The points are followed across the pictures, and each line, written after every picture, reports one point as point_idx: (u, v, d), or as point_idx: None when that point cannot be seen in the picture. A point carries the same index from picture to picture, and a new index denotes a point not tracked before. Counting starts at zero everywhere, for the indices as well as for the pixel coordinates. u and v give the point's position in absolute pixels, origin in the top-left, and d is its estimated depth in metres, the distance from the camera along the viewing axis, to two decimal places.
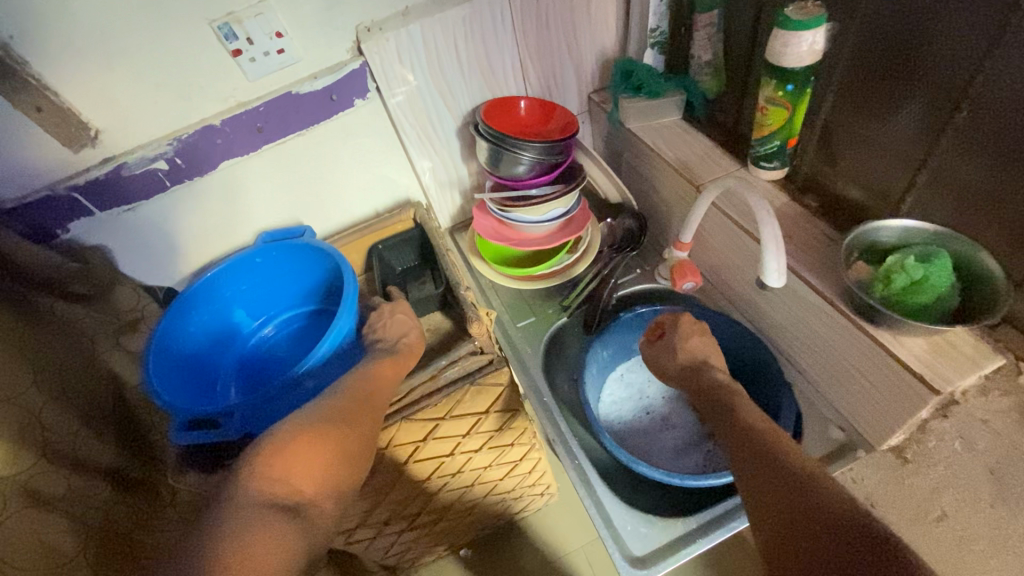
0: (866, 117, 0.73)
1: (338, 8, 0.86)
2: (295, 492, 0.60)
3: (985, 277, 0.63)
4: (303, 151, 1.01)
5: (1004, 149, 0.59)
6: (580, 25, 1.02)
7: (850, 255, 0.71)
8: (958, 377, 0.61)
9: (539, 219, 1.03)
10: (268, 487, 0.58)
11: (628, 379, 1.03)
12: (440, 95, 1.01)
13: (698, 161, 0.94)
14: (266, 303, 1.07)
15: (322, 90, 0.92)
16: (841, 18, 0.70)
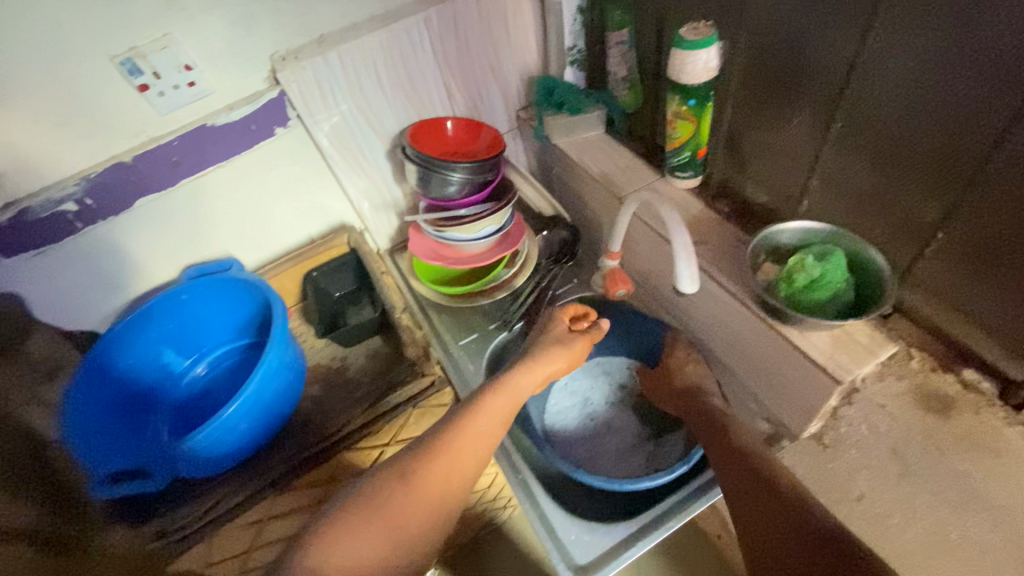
0: (762, 128, 0.78)
1: (248, 38, 0.85)
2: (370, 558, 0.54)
3: (874, 271, 0.68)
4: (226, 182, 0.98)
5: (877, 155, 0.65)
6: (500, 46, 1.04)
7: (757, 258, 0.75)
8: (855, 366, 0.66)
9: (472, 237, 1.03)
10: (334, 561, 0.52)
11: (572, 388, 1.04)
12: (365, 120, 1.00)
13: (621, 173, 0.97)
14: (196, 341, 1.03)
15: (239, 120, 0.90)
16: (730, 37, 0.75)
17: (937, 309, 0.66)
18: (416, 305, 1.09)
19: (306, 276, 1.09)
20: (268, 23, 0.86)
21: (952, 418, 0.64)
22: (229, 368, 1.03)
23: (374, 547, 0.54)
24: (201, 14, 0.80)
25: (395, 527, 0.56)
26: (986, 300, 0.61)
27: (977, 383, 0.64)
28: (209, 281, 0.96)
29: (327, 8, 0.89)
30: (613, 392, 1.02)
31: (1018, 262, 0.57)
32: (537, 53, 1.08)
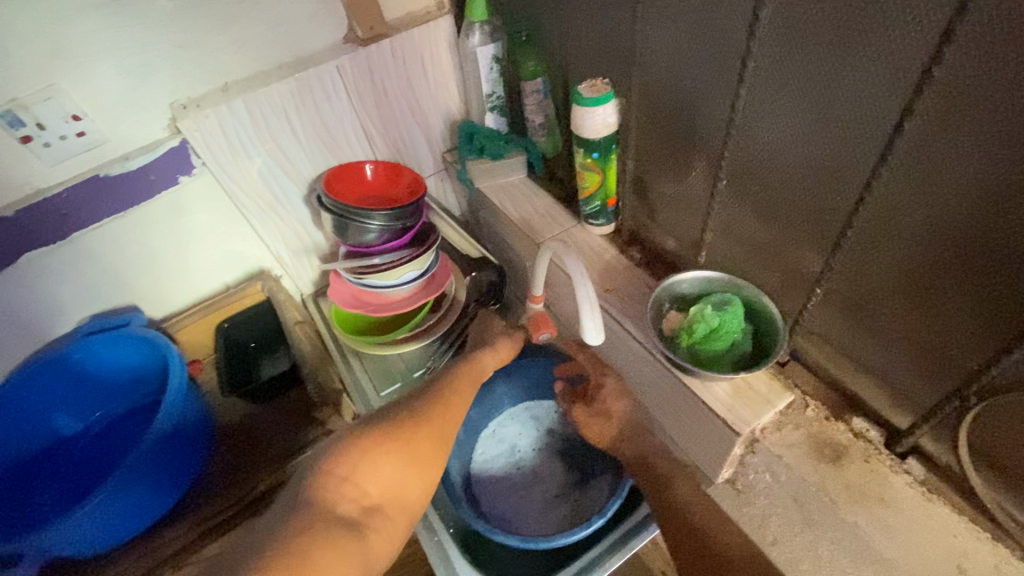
0: (663, 180, 0.79)
1: (144, 88, 0.82)
2: (363, 495, 0.56)
3: (769, 321, 0.69)
4: (124, 234, 0.92)
5: (762, 214, 0.66)
6: (421, 92, 1.03)
7: (662, 305, 0.76)
8: (754, 417, 0.66)
9: (394, 283, 0.99)
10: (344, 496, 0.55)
11: (500, 435, 1.00)
12: (277, 166, 0.97)
13: (539, 217, 0.97)
14: (90, 403, 0.96)
15: (137, 169, 0.86)
16: (626, 94, 0.77)
17: (828, 357, 0.68)
18: (337, 355, 1.03)
19: (216, 328, 1.05)
20: (166, 70, 0.82)
21: (843, 467, 0.64)
22: (127, 430, 0.97)
23: (393, 474, 0.58)
24: (89, 63, 0.77)
25: (415, 459, 0.60)
26: (870, 348, 0.62)
27: (865, 431, 0.65)
28: (105, 342, 0.91)
29: (230, 55, 0.86)
30: (541, 439, 1.00)
31: (891, 313, 0.57)
32: (459, 97, 1.07)
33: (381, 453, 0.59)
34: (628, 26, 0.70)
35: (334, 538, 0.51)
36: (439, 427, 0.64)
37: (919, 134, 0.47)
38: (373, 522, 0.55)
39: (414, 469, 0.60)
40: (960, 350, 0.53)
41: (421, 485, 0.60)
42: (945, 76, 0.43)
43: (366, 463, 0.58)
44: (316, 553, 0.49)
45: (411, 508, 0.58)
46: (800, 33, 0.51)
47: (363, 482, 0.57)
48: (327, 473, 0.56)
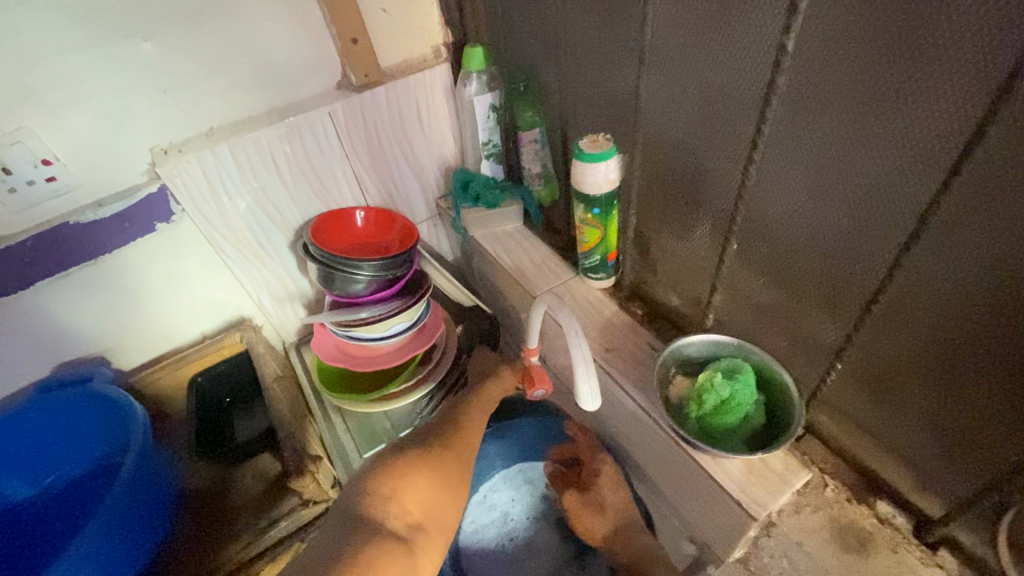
0: (667, 237, 0.76)
1: (123, 132, 0.78)
2: (406, 517, 0.58)
3: (783, 391, 0.64)
4: (93, 284, 0.86)
5: (775, 280, 0.63)
6: (415, 139, 1.00)
7: (668, 370, 0.70)
8: (771, 499, 0.61)
9: (381, 335, 0.94)
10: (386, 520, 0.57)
11: (492, 501, 0.94)
12: (263, 212, 0.93)
13: (536, 269, 0.93)
14: (42, 469, 0.88)
15: (110, 217, 0.81)
16: (628, 150, 0.74)
17: (845, 431, 0.64)
18: (318, 411, 0.96)
19: (190, 382, 0.99)
20: (148, 114, 0.79)
21: (869, 557, 0.59)
22: (75, 503, 0.88)
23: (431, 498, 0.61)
24: (65, 107, 0.73)
25: (446, 481, 0.63)
26: (892, 428, 0.58)
27: (891, 518, 0.60)
28: (66, 400, 0.85)
29: (217, 100, 0.83)
30: (535, 505, 0.93)
31: (918, 394, 0.54)
32: (453, 143, 1.05)
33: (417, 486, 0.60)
34: (632, 83, 0.68)
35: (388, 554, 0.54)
36: (463, 450, 0.67)
37: (955, 212, 0.44)
38: (418, 539, 0.58)
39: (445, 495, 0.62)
40: (994, 441, 0.49)
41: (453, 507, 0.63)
42: (986, 156, 0.41)
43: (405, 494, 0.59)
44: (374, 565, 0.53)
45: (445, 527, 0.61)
46: (820, 102, 0.49)
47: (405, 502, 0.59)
48: (372, 494, 0.59)
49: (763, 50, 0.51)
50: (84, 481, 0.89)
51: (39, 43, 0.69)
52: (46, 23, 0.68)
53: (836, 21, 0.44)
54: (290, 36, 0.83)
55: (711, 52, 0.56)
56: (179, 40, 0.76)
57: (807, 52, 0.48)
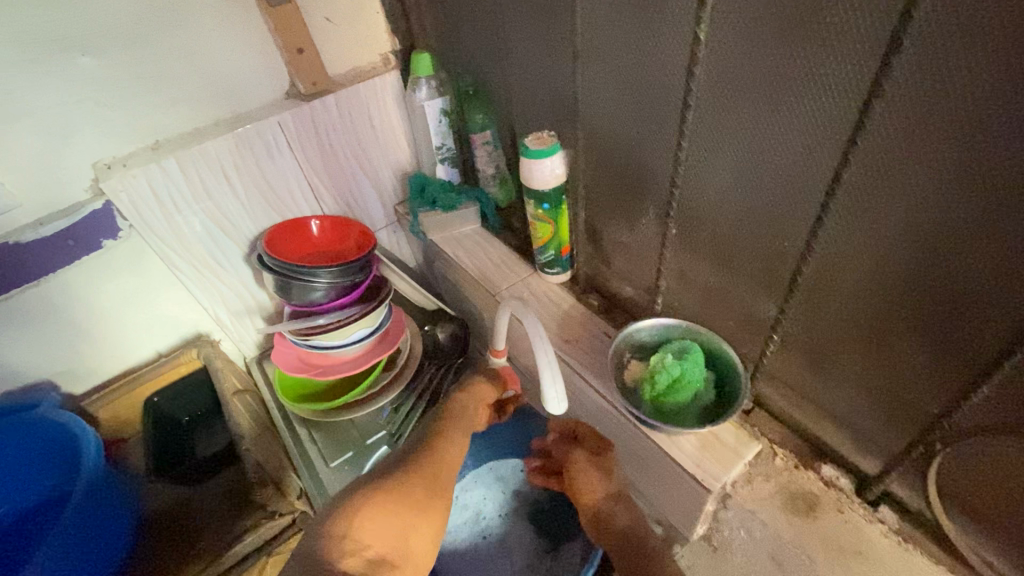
0: (616, 227, 0.78)
1: (64, 148, 0.77)
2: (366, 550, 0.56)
3: (728, 366, 0.67)
4: (37, 306, 0.83)
5: (716, 261, 0.66)
6: (368, 146, 1.01)
7: (622, 356, 0.72)
8: (723, 471, 0.63)
9: (342, 343, 0.93)
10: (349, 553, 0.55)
11: (463, 500, 0.93)
12: (216, 225, 0.92)
13: (495, 268, 0.95)
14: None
15: (53, 235, 0.79)
16: (573, 146, 0.77)
17: (789, 400, 0.67)
18: (282, 423, 0.95)
19: (145, 403, 0.97)
20: (88, 130, 0.77)
21: (818, 520, 0.61)
22: (26, 535, 0.83)
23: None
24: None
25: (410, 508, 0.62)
26: (831, 393, 0.61)
27: (835, 479, 0.63)
28: (10, 425, 0.82)
29: (161, 113, 0.82)
30: (507, 502, 0.93)
31: (848, 358, 0.57)
32: (408, 149, 1.06)
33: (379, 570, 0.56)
34: (570, 81, 0.71)
35: None
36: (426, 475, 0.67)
37: (858, 182, 0.47)
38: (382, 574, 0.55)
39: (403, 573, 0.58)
40: (918, 395, 0.53)
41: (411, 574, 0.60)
42: (880, 131, 0.44)
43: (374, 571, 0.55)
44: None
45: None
46: (735, 89, 0.52)
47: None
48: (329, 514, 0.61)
49: (681, 42, 0.54)
50: (35, 511, 0.85)
51: None
52: None
53: (741, 11, 0.48)
54: (234, 46, 0.83)
55: (637, 46, 0.59)
56: (117, 53, 0.75)
57: (718, 41, 0.51)
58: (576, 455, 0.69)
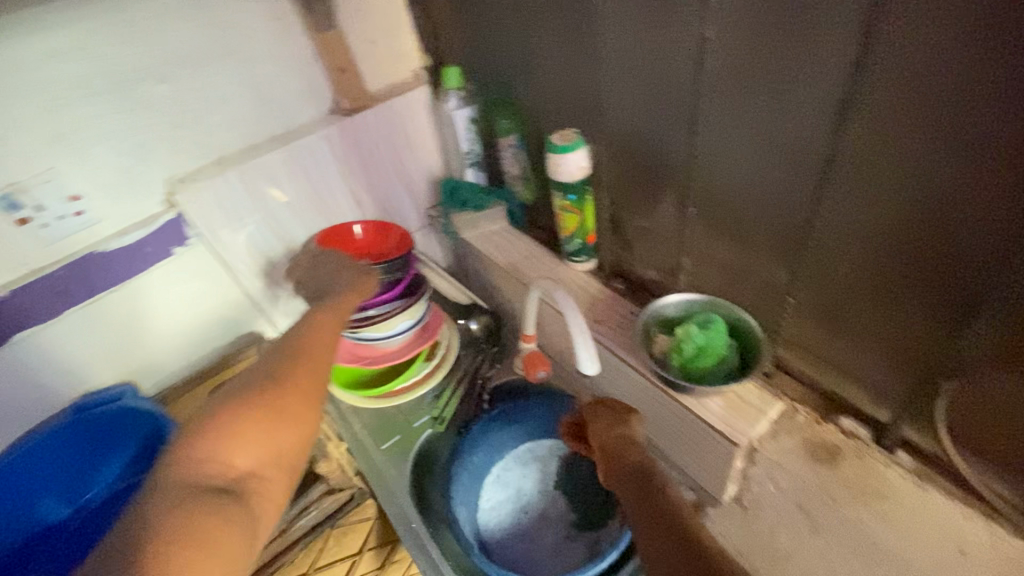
0: (639, 214, 0.85)
1: (141, 165, 0.86)
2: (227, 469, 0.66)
3: (749, 332, 0.72)
4: (117, 310, 0.93)
5: (732, 237, 0.72)
6: (403, 154, 1.09)
7: (649, 330, 0.79)
8: (750, 427, 0.69)
9: (388, 334, 1.00)
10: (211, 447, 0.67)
11: (504, 479, 0.99)
12: (271, 231, 1.01)
13: (525, 261, 1.02)
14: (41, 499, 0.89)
15: (133, 244, 0.89)
16: (595, 142, 0.84)
17: (808, 362, 0.73)
18: (334, 410, 1.02)
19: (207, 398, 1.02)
20: (162, 149, 0.87)
21: (840, 467, 0.67)
22: (109, 517, 0.93)
23: (257, 443, 0.69)
24: (89, 148, 0.81)
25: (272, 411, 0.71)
26: (845, 349, 0.67)
27: (855, 430, 0.68)
28: (82, 425, 0.91)
29: (224, 132, 0.92)
30: (548, 479, 0.99)
31: (857, 314, 0.63)
32: (438, 156, 1.14)
33: (247, 420, 0.69)
34: (592, 80, 0.78)
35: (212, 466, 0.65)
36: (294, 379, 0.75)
37: (852, 149, 0.54)
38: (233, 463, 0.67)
39: (271, 439, 0.70)
40: (922, 339, 0.58)
41: (287, 438, 0.71)
42: (865, 104, 0.51)
43: (236, 430, 0.68)
44: (203, 527, 0.59)
45: (281, 458, 0.70)
46: (743, 76, 0.59)
47: (229, 460, 0.67)
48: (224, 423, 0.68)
49: (691, 40, 0.61)
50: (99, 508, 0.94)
51: (67, 91, 0.77)
52: (71, 74, 0.76)
53: (744, 9, 0.55)
54: (285, 69, 0.93)
55: (653, 45, 0.66)
56: (190, 82, 0.85)
57: (726, 36, 0.58)
58: (598, 411, 0.78)
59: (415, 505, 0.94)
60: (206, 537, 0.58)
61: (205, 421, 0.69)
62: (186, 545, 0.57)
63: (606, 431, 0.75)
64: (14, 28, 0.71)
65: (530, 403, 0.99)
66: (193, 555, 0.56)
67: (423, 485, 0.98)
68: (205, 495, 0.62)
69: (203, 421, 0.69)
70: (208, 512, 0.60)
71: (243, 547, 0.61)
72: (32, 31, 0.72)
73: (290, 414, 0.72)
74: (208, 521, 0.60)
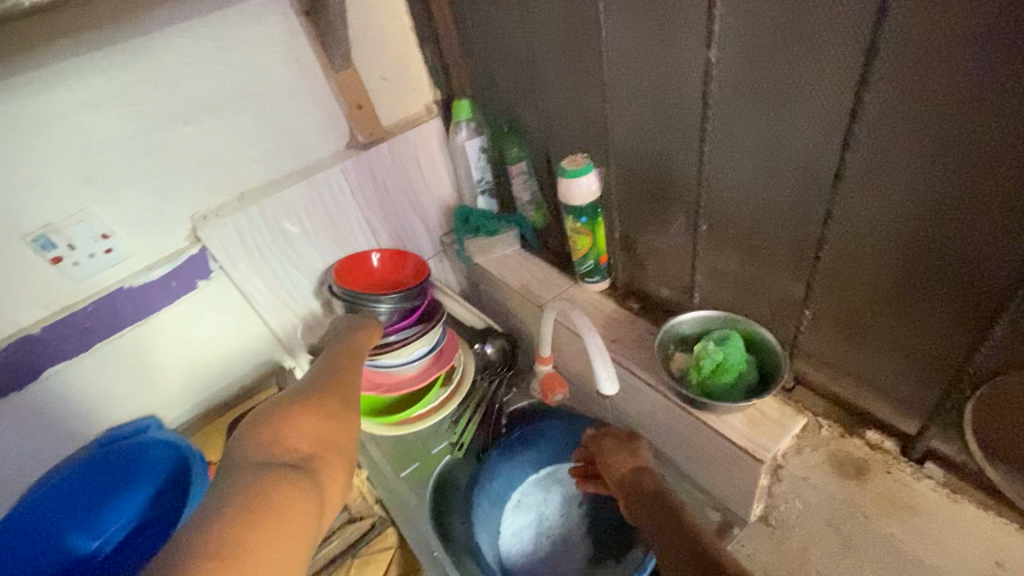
0: (650, 233, 0.86)
1: (169, 203, 0.90)
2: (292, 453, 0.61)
3: (768, 348, 0.72)
4: (142, 344, 0.95)
5: (745, 252, 0.73)
6: (416, 184, 1.12)
7: (667, 348, 0.79)
8: (773, 442, 0.69)
9: (405, 360, 1.01)
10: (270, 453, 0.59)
11: (525, 505, 0.97)
12: (289, 262, 1.03)
13: (539, 283, 1.03)
14: None
15: (159, 279, 0.92)
16: (605, 165, 0.86)
17: (829, 375, 0.73)
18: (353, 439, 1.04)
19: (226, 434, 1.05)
20: (188, 187, 0.91)
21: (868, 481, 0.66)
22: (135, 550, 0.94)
23: (318, 423, 0.66)
24: (119, 187, 0.85)
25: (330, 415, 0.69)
26: (865, 360, 0.67)
27: (881, 443, 0.68)
28: (92, 466, 0.92)
29: (247, 169, 0.96)
30: (569, 505, 0.97)
31: (877, 324, 0.63)
32: (451, 185, 1.17)
33: (304, 406, 0.68)
34: (599, 106, 0.81)
35: (287, 480, 0.56)
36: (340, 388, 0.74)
37: (860, 161, 0.56)
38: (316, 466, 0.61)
39: (336, 417, 0.69)
40: (944, 346, 0.58)
41: (340, 427, 0.68)
42: (871, 118, 0.53)
43: (299, 409, 0.67)
44: (277, 498, 0.54)
45: (340, 442, 0.66)
46: (748, 94, 0.61)
47: (293, 441, 0.63)
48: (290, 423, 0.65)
49: (695, 63, 0.64)
50: (93, 556, 0.94)
51: (102, 135, 0.81)
52: (105, 119, 0.81)
53: (745, 34, 0.58)
54: (304, 107, 0.97)
55: (657, 72, 0.69)
56: (215, 123, 0.90)
57: (728, 59, 0.60)
58: (606, 443, 0.78)
59: (437, 533, 0.94)
60: (280, 503, 0.53)
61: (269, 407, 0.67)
62: (243, 538, 0.49)
63: (620, 459, 0.76)
64: (55, 78, 0.76)
65: (549, 425, 0.98)
66: (260, 527, 0.50)
67: (444, 513, 0.98)
68: (275, 467, 0.57)
69: (265, 410, 0.67)
70: (280, 477, 0.56)
71: (312, 519, 0.55)
72: (71, 81, 0.77)
73: (340, 402, 0.71)
74: (280, 487, 0.55)
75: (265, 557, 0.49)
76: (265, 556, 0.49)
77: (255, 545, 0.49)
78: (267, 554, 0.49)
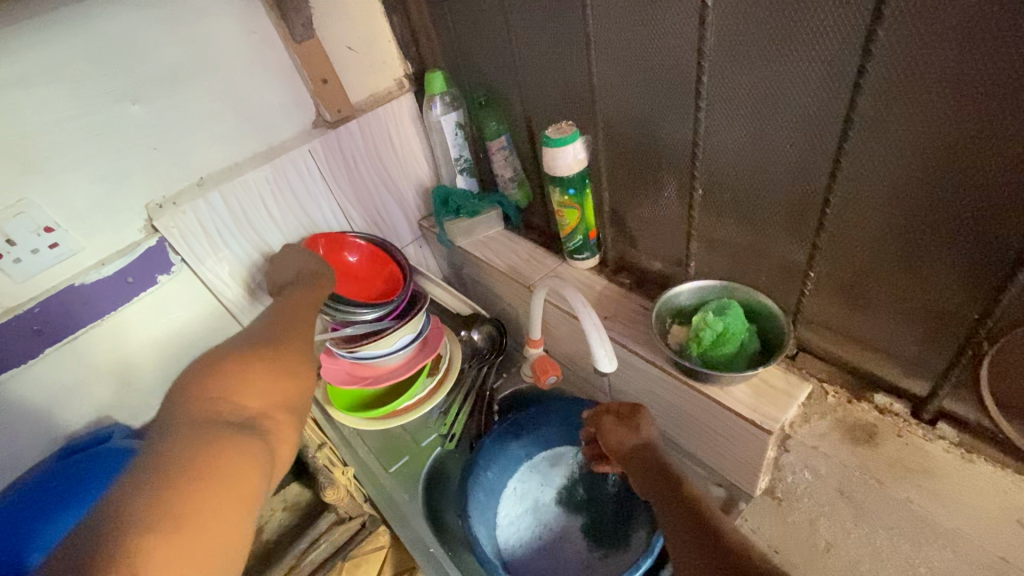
0: (640, 203, 0.82)
1: (119, 190, 0.82)
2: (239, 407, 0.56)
3: (770, 315, 0.69)
4: (103, 345, 0.87)
5: (743, 217, 0.69)
6: (391, 165, 1.06)
7: (664, 322, 0.75)
8: (781, 412, 0.66)
9: (388, 351, 0.95)
10: (220, 405, 0.55)
11: (521, 491, 0.94)
12: (258, 250, 0.97)
13: (525, 263, 0.98)
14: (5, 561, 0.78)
15: (113, 274, 0.84)
16: (591, 134, 0.82)
17: (832, 340, 0.71)
18: (339, 436, 0.99)
19: None
20: (139, 173, 0.83)
21: (879, 446, 0.64)
22: None
23: (274, 382, 0.60)
24: (60, 175, 0.76)
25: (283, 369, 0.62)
26: (870, 323, 0.65)
27: (890, 406, 0.66)
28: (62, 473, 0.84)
29: (206, 151, 0.88)
30: (567, 491, 0.93)
31: (885, 284, 0.61)
32: (427, 164, 1.11)
33: (268, 363, 0.62)
34: (583, 70, 0.76)
35: (231, 438, 0.52)
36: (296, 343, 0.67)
37: (871, 109, 0.52)
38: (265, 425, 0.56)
39: (291, 376, 0.62)
40: (956, 303, 0.56)
41: (296, 387, 0.62)
42: (884, 57, 0.49)
43: (252, 361, 0.61)
44: (216, 467, 0.49)
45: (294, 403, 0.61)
46: (748, 45, 0.57)
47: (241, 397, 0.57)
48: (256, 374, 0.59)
49: (688, 15, 0.60)
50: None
51: (37, 115, 0.72)
52: (40, 96, 0.72)
53: None
54: (264, 84, 0.90)
55: (645, 29, 0.65)
56: (167, 101, 0.82)
57: (727, 6, 0.56)
58: (605, 421, 0.74)
59: (431, 529, 0.90)
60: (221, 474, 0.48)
61: (215, 355, 0.61)
62: (175, 528, 0.44)
63: (622, 436, 0.72)
64: None
65: (543, 410, 0.93)
66: (203, 500, 0.46)
67: (436, 506, 0.94)
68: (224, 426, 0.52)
69: (219, 360, 0.60)
70: (223, 443, 0.51)
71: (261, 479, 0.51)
72: None
73: (293, 360, 0.64)
74: (226, 460, 0.49)
75: (201, 542, 0.44)
76: (205, 540, 0.45)
77: (194, 519, 0.45)
78: (203, 549, 0.44)
